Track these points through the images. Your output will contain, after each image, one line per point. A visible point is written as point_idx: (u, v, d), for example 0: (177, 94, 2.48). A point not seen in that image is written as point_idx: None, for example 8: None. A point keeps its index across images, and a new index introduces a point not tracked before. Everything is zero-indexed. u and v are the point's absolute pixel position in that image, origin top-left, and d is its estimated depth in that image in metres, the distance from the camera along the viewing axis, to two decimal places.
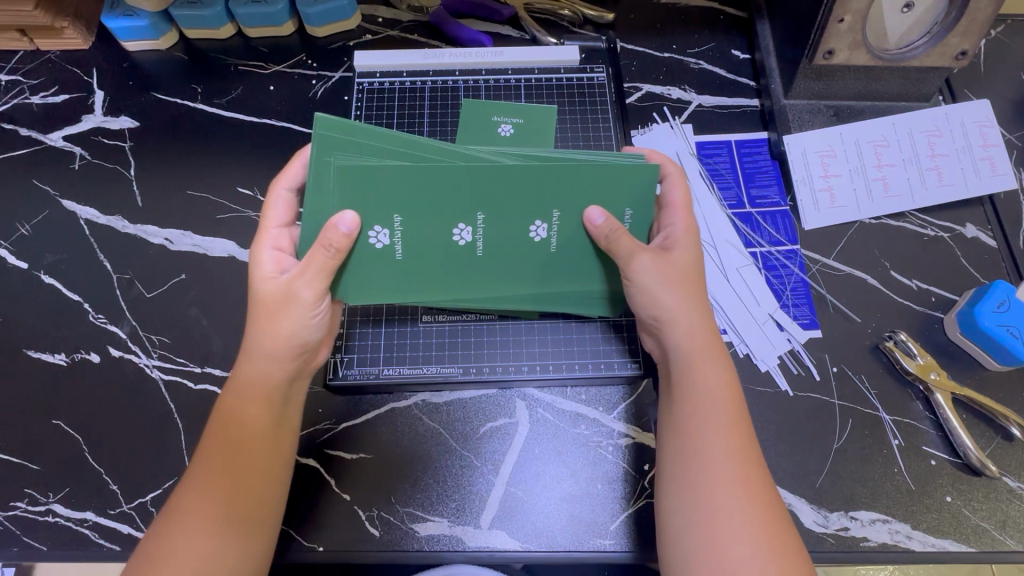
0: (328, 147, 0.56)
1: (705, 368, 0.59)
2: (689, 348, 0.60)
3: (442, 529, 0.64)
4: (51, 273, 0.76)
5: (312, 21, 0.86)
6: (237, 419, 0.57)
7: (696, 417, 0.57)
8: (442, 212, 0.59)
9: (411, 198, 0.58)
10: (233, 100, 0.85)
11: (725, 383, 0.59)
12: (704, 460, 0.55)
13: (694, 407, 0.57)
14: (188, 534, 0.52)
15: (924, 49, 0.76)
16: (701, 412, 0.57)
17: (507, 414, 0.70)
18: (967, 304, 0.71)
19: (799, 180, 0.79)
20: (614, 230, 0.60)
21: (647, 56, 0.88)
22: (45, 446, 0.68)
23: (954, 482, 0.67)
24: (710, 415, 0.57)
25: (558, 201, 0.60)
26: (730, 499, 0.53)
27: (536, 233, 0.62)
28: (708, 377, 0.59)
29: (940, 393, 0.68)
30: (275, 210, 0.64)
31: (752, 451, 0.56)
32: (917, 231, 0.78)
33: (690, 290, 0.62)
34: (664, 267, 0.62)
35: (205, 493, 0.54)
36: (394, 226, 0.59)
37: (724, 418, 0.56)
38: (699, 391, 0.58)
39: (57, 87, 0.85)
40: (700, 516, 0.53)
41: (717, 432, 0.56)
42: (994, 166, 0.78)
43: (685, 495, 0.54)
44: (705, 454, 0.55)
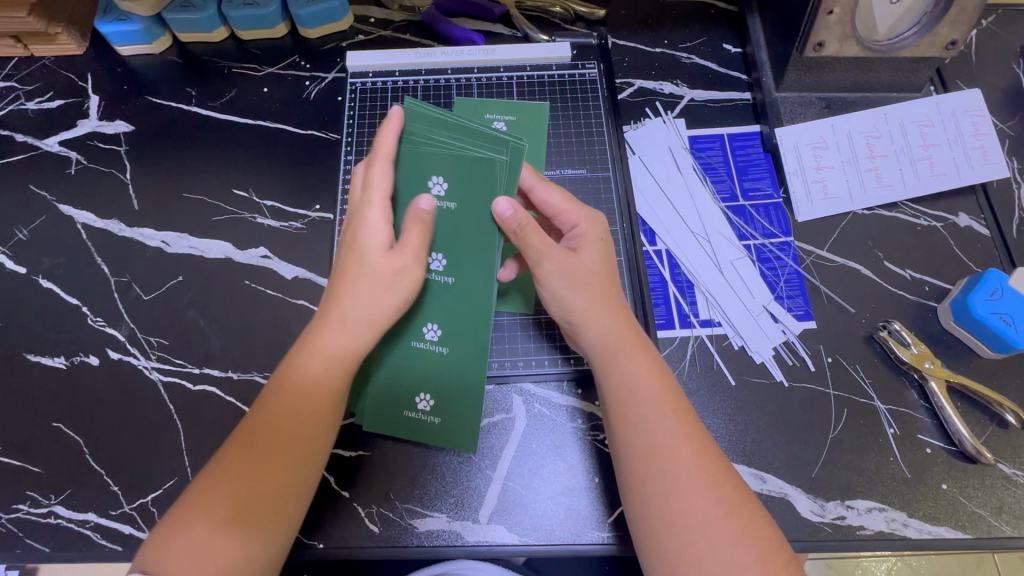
0: (515, 145, 0.60)
1: (633, 364, 0.60)
2: (608, 346, 0.61)
3: (441, 525, 0.65)
4: (49, 277, 0.76)
5: (305, 23, 0.86)
6: (282, 396, 0.57)
7: (622, 414, 0.58)
8: (439, 233, 0.62)
9: (467, 201, 0.60)
10: (227, 103, 0.86)
11: (651, 373, 0.60)
12: (655, 456, 0.55)
13: (619, 401, 0.59)
14: (194, 522, 0.52)
15: (914, 39, 0.76)
16: (638, 408, 0.58)
17: (503, 409, 0.70)
18: (960, 293, 0.71)
19: (791, 172, 0.80)
20: (523, 221, 0.59)
21: (639, 51, 0.89)
22: (46, 449, 0.68)
23: (949, 470, 0.67)
24: (637, 410, 0.58)
25: (460, 338, 0.65)
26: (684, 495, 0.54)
27: (427, 331, 0.65)
28: (628, 370, 0.60)
29: (935, 380, 0.69)
30: (386, 142, 0.58)
31: (695, 432, 0.57)
32: (910, 221, 0.79)
33: (596, 288, 0.62)
34: (570, 270, 0.62)
35: (224, 478, 0.54)
36: (448, 197, 0.60)
37: (663, 410, 0.57)
38: (630, 388, 0.59)
39: (52, 92, 0.86)
40: (644, 511, 0.55)
41: (646, 425, 0.57)
42: (986, 155, 0.79)
43: (636, 495, 0.56)
44: (632, 451, 0.56)
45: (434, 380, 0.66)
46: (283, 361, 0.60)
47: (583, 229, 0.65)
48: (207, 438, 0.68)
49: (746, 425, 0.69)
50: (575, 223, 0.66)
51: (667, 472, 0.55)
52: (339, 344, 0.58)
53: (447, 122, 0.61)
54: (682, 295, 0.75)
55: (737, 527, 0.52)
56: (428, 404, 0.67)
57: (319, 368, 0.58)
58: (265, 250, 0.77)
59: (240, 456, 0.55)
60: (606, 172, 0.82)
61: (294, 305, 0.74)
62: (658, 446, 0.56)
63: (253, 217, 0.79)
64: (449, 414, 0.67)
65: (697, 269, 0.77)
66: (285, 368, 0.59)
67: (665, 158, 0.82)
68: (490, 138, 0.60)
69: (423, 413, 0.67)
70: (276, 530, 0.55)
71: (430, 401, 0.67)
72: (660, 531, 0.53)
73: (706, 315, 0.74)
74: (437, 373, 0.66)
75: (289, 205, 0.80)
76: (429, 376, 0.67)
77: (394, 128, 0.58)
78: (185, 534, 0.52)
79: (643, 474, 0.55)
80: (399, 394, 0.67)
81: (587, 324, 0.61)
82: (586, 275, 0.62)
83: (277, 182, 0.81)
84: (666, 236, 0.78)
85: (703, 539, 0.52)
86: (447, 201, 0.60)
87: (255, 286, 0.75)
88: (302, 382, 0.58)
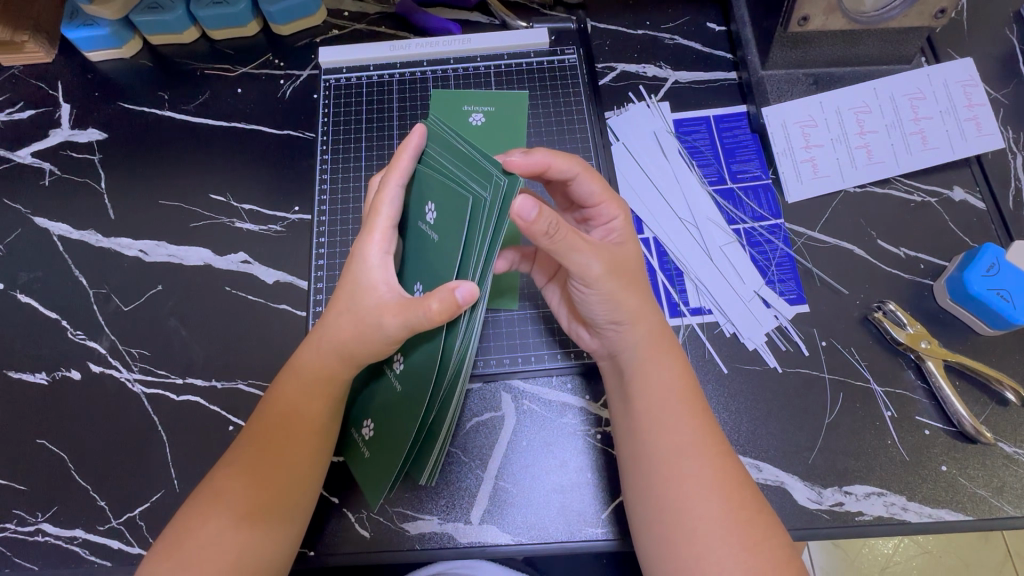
0: (502, 183, 0.48)
1: (651, 368, 0.59)
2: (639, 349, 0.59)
3: (433, 527, 0.64)
4: (27, 291, 0.75)
5: (276, 20, 0.84)
6: (273, 407, 0.58)
7: (653, 413, 0.57)
8: (422, 259, 0.56)
9: (445, 233, 0.52)
10: (200, 106, 0.84)
11: (670, 380, 0.58)
12: (666, 464, 0.54)
13: (654, 400, 0.57)
14: (208, 520, 0.53)
15: (902, 10, 0.73)
16: (653, 412, 0.57)
17: (492, 408, 0.69)
18: (956, 270, 0.70)
19: (779, 152, 0.78)
20: (554, 220, 0.50)
21: (620, 34, 0.86)
22: (30, 466, 0.67)
23: (949, 451, 0.66)
24: (665, 417, 0.56)
25: (413, 382, 0.58)
26: (694, 502, 0.52)
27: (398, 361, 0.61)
28: (662, 370, 0.58)
29: (932, 360, 0.67)
30: (404, 159, 0.55)
31: (717, 437, 0.56)
32: (903, 197, 0.77)
33: (636, 286, 0.60)
34: (618, 266, 0.58)
35: (234, 476, 0.55)
36: (434, 227, 0.54)
37: (676, 415, 0.56)
38: (649, 396, 0.57)
39: (22, 103, 0.84)
40: (664, 511, 0.53)
41: (676, 426, 0.56)
42: (980, 126, 0.76)
43: (647, 501, 0.55)
44: (657, 453, 0.55)
45: (388, 418, 0.61)
46: (277, 379, 0.60)
47: (620, 223, 0.63)
48: (192, 449, 0.67)
49: (741, 414, 0.68)
50: (612, 217, 0.63)
51: (688, 477, 0.53)
52: (317, 375, 0.57)
53: (456, 142, 0.52)
54: (672, 284, 0.74)
55: (756, 535, 0.51)
56: (369, 433, 0.63)
57: (303, 394, 0.58)
58: (245, 255, 0.76)
59: (246, 458, 0.55)
60: (589, 161, 0.80)
61: (277, 310, 0.73)
62: (679, 452, 0.54)
63: (231, 221, 0.77)
64: (385, 458, 0.61)
65: (686, 256, 0.75)
66: (275, 390, 0.59)
67: (649, 143, 0.80)
68: (483, 174, 0.49)
69: (361, 440, 0.64)
70: (285, 526, 0.55)
71: (372, 430, 0.63)
72: (678, 533, 0.52)
73: (695, 302, 0.73)
74: (390, 416, 0.61)
75: (267, 207, 0.78)
76: (382, 410, 0.62)
77: (416, 147, 0.55)
78: (199, 532, 0.52)
79: (668, 473, 0.54)
80: (357, 408, 0.65)
81: (631, 322, 0.59)
82: (632, 268, 0.60)
83: (254, 186, 0.79)
84: (654, 223, 0.76)
85: (720, 543, 0.51)
86: (433, 231, 0.54)
87: (236, 292, 0.74)
88: (289, 406, 0.57)
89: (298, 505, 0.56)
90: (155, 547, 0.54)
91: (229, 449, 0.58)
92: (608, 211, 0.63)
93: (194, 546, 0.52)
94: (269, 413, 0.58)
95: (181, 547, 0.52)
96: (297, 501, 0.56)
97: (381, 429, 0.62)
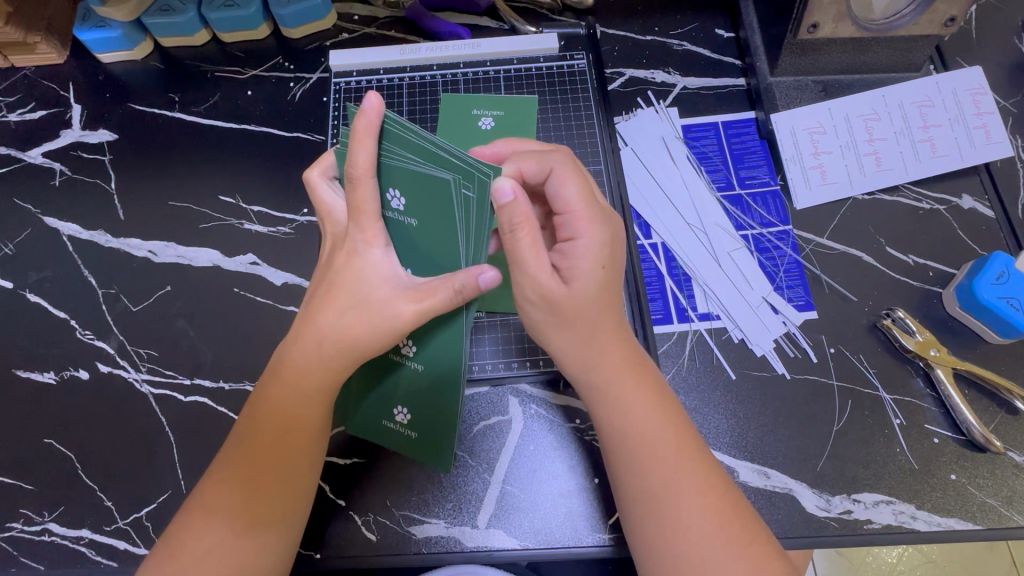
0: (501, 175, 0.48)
1: (630, 399, 0.56)
2: (617, 376, 0.57)
3: (440, 531, 0.64)
4: (37, 291, 0.76)
5: (286, 23, 0.84)
6: (264, 413, 0.56)
7: (623, 456, 0.56)
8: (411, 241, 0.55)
9: (432, 222, 0.52)
10: (211, 107, 0.84)
11: (653, 412, 0.56)
12: (657, 504, 0.53)
13: (616, 444, 0.56)
14: (209, 523, 0.53)
15: (912, 17, 0.73)
16: (639, 446, 0.55)
17: (500, 411, 0.69)
18: (965, 278, 0.70)
19: (788, 158, 0.78)
20: (517, 214, 0.52)
21: (629, 39, 0.86)
22: (37, 465, 0.67)
23: (958, 460, 0.65)
24: (652, 450, 0.55)
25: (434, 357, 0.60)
26: (689, 539, 0.51)
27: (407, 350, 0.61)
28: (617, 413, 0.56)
29: (941, 368, 0.67)
30: (363, 133, 0.47)
31: (703, 470, 0.54)
32: (912, 205, 0.77)
33: (602, 312, 0.58)
34: (556, 306, 0.56)
35: (227, 484, 0.54)
36: (409, 212, 0.52)
37: (665, 447, 0.55)
38: (634, 428, 0.55)
39: (34, 103, 0.85)
40: (653, 556, 0.53)
41: (651, 468, 0.54)
42: (989, 134, 0.76)
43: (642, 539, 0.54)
44: (645, 493, 0.54)
45: (413, 395, 0.62)
46: (262, 380, 0.58)
47: (586, 241, 0.57)
48: (199, 449, 0.67)
49: (748, 421, 0.68)
50: (576, 234, 0.57)
51: (679, 514, 0.52)
52: (315, 379, 0.56)
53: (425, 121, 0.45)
54: (680, 289, 0.74)
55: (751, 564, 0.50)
56: (405, 418, 0.63)
57: (291, 398, 0.56)
58: (254, 257, 0.76)
59: (239, 464, 0.55)
60: (597, 166, 0.80)
61: (285, 312, 0.73)
62: (667, 488, 0.53)
63: (240, 223, 0.78)
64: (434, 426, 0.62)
65: (693, 261, 0.75)
66: (264, 391, 0.57)
67: (657, 149, 0.80)
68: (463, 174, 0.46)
69: (400, 425, 0.64)
70: (290, 528, 0.55)
71: (407, 414, 0.63)
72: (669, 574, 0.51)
73: (703, 308, 0.73)
74: (415, 392, 0.62)
75: (276, 209, 0.78)
76: (411, 394, 0.63)
77: (369, 135, 0.47)
78: (199, 538, 0.52)
79: (653, 516, 0.53)
80: (378, 404, 0.64)
81: (574, 364, 0.58)
82: (574, 309, 0.56)
83: (263, 188, 0.79)
84: (662, 229, 0.77)
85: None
86: (408, 215, 0.52)
87: (245, 293, 0.74)
88: (279, 415, 0.56)
89: (295, 513, 0.56)
90: (155, 552, 0.54)
91: (217, 459, 0.57)
92: (570, 228, 0.58)
93: (190, 552, 0.52)
94: (263, 417, 0.56)
95: (183, 550, 0.52)
96: (294, 509, 0.55)
97: (419, 408, 0.63)
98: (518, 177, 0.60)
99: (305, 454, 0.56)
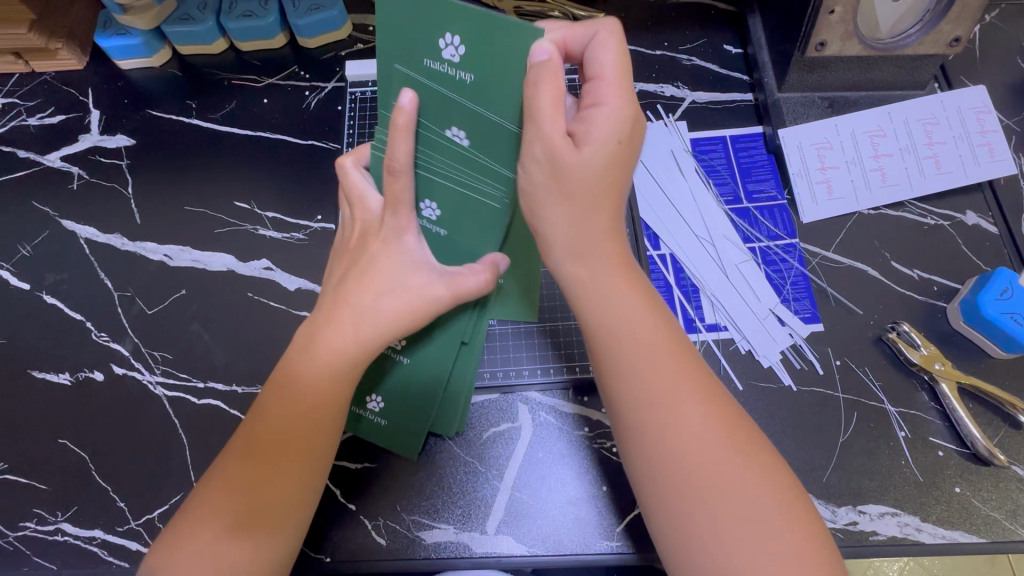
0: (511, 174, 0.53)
1: (617, 296, 0.52)
2: (607, 272, 0.52)
3: (449, 537, 0.64)
4: (53, 293, 0.77)
5: (302, 33, 0.86)
6: (279, 411, 0.55)
7: (612, 361, 0.51)
8: (442, 233, 0.60)
9: (460, 222, 0.58)
10: (227, 114, 0.86)
11: (640, 311, 0.52)
12: (657, 412, 0.49)
13: (603, 340, 0.52)
14: (214, 518, 0.52)
15: (917, 37, 0.75)
16: (627, 345, 0.51)
17: (510, 418, 0.70)
18: (970, 293, 0.71)
19: (795, 173, 0.79)
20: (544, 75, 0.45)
21: (639, 54, 0.88)
22: (51, 465, 0.68)
23: (963, 473, 0.66)
24: (642, 352, 0.51)
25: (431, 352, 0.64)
26: (692, 440, 0.48)
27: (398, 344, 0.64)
28: (600, 306, 0.52)
29: (945, 382, 0.68)
30: (401, 120, 0.49)
31: (699, 375, 0.51)
32: (917, 220, 0.78)
33: (600, 202, 0.51)
34: (559, 172, 0.49)
35: (231, 484, 0.53)
36: (439, 221, 0.58)
37: (657, 349, 0.51)
38: (621, 324, 0.51)
39: (53, 108, 0.86)
40: (656, 469, 0.48)
41: (643, 370, 0.50)
42: (993, 151, 0.78)
43: (641, 449, 0.49)
44: (640, 398, 0.50)
45: (399, 389, 0.66)
46: (284, 364, 0.57)
47: (609, 109, 0.49)
48: (211, 451, 0.68)
49: None
50: (603, 99, 0.50)
51: (680, 418, 0.48)
52: (349, 360, 0.55)
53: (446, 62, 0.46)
54: (688, 300, 0.75)
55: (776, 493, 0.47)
56: (378, 407, 0.66)
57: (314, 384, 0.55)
58: (268, 262, 0.77)
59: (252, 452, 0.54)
60: None
61: (297, 316, 0.74)
62: (661, 392, 0.49)
63: (255, 228, 0.79)
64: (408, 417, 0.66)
65: (701, 273, 0.76)
66: (290, 371, 0.56)
67: (667, 161, 0.82)
68: (492, 118, 0.49)
69: (371, 413, 0.66)
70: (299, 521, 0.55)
71: (381, 403, 0.66)
72: (674, 485, 0.47)
73: (711, 318, 0.74)
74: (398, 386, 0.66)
75: (290, 215, 0.79)
76: (396, 388, 0.66)
77: (408, 130, 0.49)
78: (205, 534, 0.52)
79: (654, 426, 0.49)
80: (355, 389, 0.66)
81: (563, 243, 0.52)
82: (574, 182, 0.49)
83: (279, 194, 0.81)
84: (671, 240, 0.78)
85: (727, 485, 0.46)
86: (437, 222, 0.59)
87: (259, 297, 0.75)
88: (300, 403, 0.55)
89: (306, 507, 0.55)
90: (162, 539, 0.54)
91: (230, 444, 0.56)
92: (597, 94, 0.50)
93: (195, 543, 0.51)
94: (282, 401, 0.55)
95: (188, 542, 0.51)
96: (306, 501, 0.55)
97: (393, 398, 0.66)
98: (562, 48, 0.52)
99: (331, 439, 0.56)
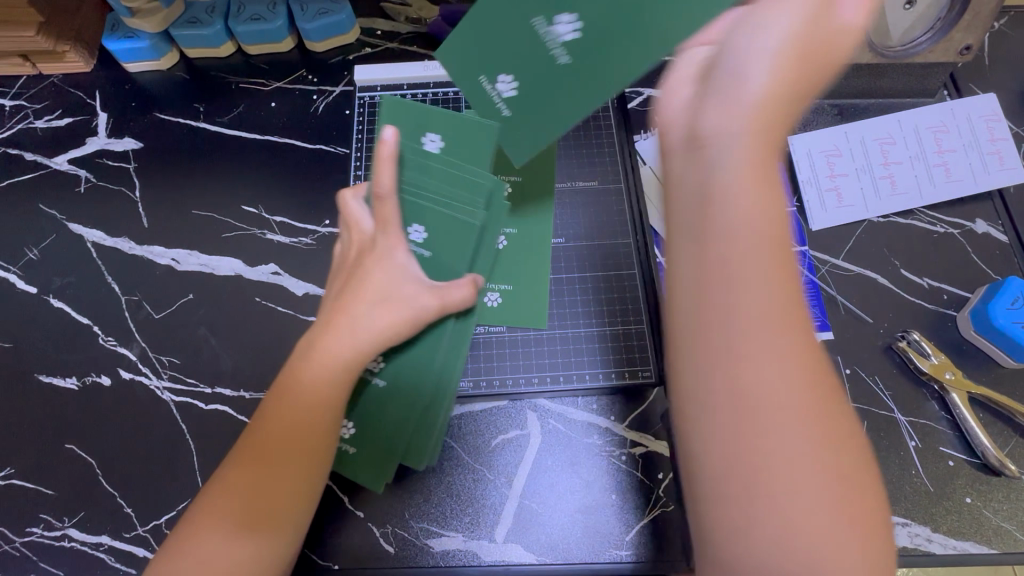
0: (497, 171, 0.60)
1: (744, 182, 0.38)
2: (738, 144, 0.38)
3: (457, 544, 0.64)
4: (60, 296, 0.76)
5: (311, 37, 0.85)
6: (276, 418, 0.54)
7: (724, 261, 0.37)
8: (432, 254, 0.62)
9: (442, 244, 0.62)
10: (234, 118, 0.85)
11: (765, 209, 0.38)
12: (766, 342, 0.36)
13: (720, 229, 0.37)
14: (216, 524, 0.52)
15: (928, 44, 0.74)
16: (748, 246, 0.37)
17: (519, 425, 0.69)
18: (979, 302, 0.70)
19: (804, 180, 0.79)
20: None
21: None
22: (57, 470, 0.68)
23: (973, 483, 0.66)
24: (758, 268, 0.37)
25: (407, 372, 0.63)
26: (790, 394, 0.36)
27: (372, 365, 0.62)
28: (753, 200, 0.37)
29: (956, 392, 0.68)
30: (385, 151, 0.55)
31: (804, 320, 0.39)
32: (926, 228, 0.77)
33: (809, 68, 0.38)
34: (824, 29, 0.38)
35: (233, 487, 0.53)
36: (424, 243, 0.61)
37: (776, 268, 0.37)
38: (741, 221, 0.37)
39: (60, 111, 0.86)
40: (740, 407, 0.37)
41: (761, 285, 0.37)
42: (1002, 160, 0.77)
43: (725, 374, 0.37)
44: (745, 323, 0.37)
45: (369, 411, 0.63)
46: (280, 374, 0.57)
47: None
48: (218, 457, 0.67)
49: None
50: None
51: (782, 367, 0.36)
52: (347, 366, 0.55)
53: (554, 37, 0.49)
54: None
55: (856, 514, 0.36)
56: (352, 434, 0.63)
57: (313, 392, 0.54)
58: (276, 267, 0.77)
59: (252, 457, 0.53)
60: (617, 184, 0.81)
61: (305, 322, 0.74)
62: (770, 323, 0.37)
63: (263, 233, 0.79)
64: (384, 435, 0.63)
65: None
66: (287, 378, 0.55)
67: None
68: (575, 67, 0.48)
69: (341, 440, 0.63)
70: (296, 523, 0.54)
71: (353, 429, 0.63)
72: (756, 435, 0.36)
73: None
74: (369, 408, 0.63)
75: (298, 220, 0.79)
76: (366, 412, 0.63)
77: (391, 159, 0.55)
78: (206, 540, 0.51)
79: (749, 361, 0.37)
80: None
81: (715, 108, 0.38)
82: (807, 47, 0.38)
83: (287, 198, 0.81)
84: None
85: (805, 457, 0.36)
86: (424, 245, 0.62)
87: (266, 302, 0.75)
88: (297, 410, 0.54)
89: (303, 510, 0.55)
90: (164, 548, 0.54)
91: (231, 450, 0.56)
92: None
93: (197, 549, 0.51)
94: (281, 405, 0.54)
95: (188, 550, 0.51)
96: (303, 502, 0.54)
97: (366, 420, 0.63)
98: None
99: (325, 442, 0.55)
